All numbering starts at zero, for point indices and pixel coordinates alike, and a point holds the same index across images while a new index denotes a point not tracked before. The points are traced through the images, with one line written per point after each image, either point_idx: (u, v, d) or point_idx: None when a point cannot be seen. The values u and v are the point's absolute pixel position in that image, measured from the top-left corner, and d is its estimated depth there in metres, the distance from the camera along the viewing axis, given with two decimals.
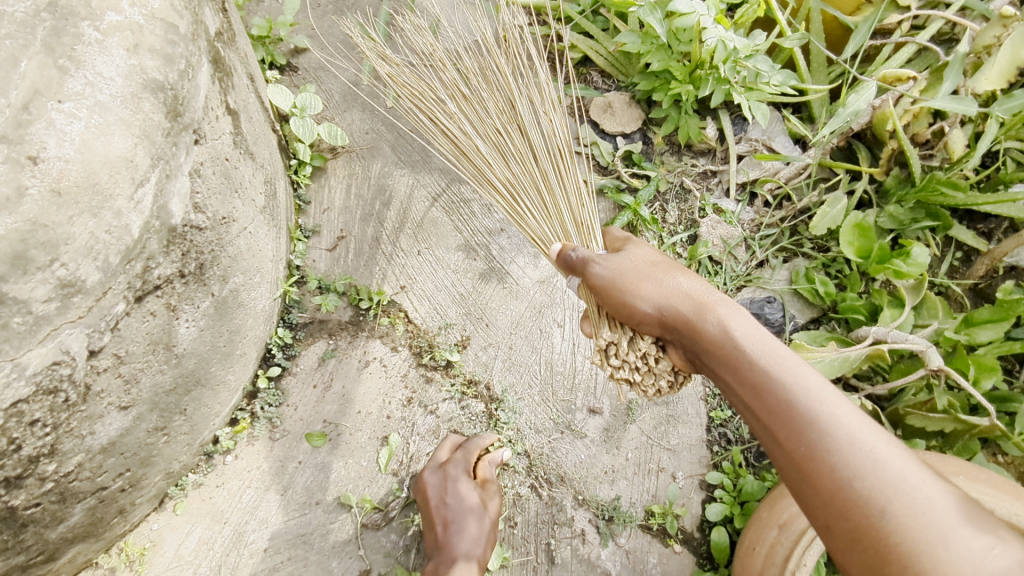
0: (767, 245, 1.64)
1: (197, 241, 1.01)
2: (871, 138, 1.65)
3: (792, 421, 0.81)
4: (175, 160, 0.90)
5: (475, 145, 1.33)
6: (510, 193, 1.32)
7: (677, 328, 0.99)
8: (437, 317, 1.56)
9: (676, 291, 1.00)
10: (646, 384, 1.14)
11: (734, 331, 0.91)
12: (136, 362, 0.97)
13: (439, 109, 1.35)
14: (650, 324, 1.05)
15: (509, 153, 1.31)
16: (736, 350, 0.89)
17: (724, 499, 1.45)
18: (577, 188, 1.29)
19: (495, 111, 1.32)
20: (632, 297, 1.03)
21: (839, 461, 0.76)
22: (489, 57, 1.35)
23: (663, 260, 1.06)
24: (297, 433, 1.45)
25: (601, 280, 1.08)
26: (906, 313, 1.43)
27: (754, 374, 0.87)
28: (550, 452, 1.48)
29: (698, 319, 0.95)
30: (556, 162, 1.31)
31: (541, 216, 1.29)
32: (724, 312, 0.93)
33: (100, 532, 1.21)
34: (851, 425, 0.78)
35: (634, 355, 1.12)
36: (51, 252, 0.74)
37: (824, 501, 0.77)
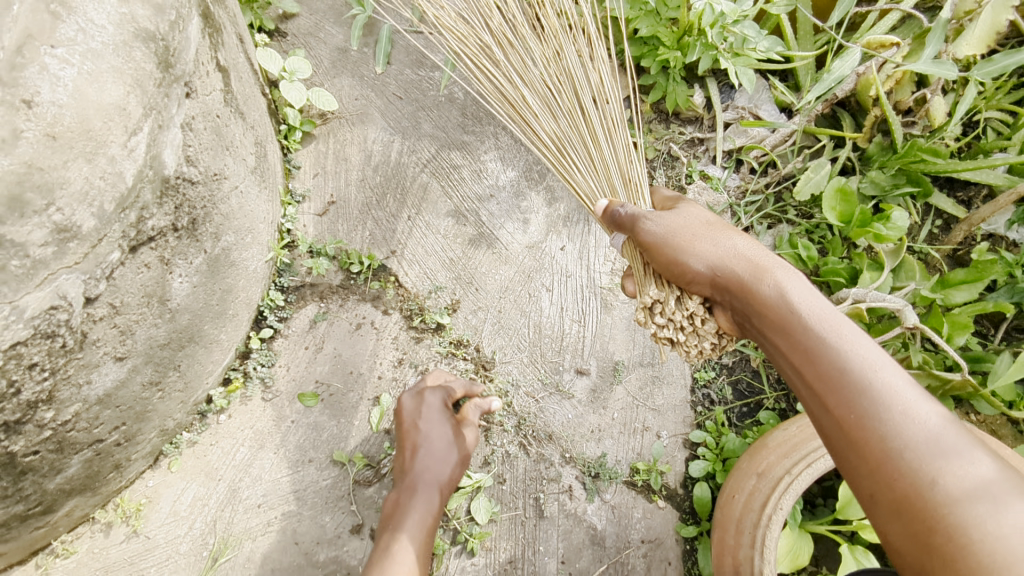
0: (752, 211, 1.67)
1: (189, 195, 1.02)
2: (855, 105, 1.67)
3: (843, 386, 0.81)
4: (167, 112, 0.91)
5: (522, 95, 1.30)
6: (555, 146, 1.30)
7: (730, 290, 1.00)
8: (427, 281, 1.59)
9: (731, 253, 1.01)
10: (689, 344, 1.13)
11: (791, 295, 0.92)
12: (131, 314, 0.98)
13: (484, 56, 1.31)
14: (700, 285, 1.05)
15: (556, 105, 1.28)
16: (792, 313, 0.90)
17: (707, 456, 1.50)
18: (625, 145, 1.26)
19: (541, 61, 1.29)
20: (686, 255, 1.04)
21: (888, 429, 0.76)
22: (540, 7, 1.30)
23: (719, 223, 1.08)
24: (289, 393, 1.47)
25: (652, 236, 1.09)
26: (885, 275, 1.47)
27: (807, 339, 0.87)
28: (538, 412, 1.52)
29: (754, 281, 0.96)
30: (604, 118, 1.28)
31: (587, 170, 1.27)
32: (782, 276, 0.94)
33: (97, 486, 1.23)
34: (904, 395, 0.77)
35: (680, 314, 1.11)
36: (47, 195, 0.76)
37: (870, 468, 0.77)
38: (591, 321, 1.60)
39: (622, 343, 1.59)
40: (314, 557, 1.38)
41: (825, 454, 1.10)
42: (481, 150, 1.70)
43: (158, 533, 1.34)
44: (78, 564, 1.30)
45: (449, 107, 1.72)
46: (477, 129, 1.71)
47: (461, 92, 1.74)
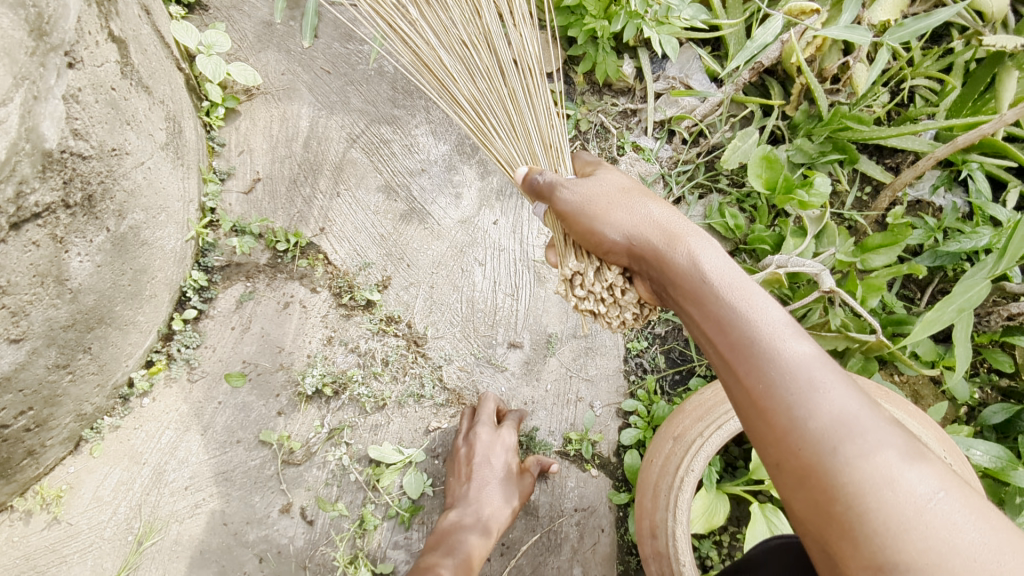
0: (683, 181, 1.68)
1: (81, 170, 0.99)
2: (782, 74, 1.69)
3: (750, 354, 0.77)
4: (43, 82, 0.88)
5: (439, 57, 1.24)
6: (475, 111, 1.26)
7: (646, 259, 0.97)
8: (357, 258, 1.57)
9: (647, 221, 0.97)
10: (610, 316, 1.12)
11: (703, 263, 0.88)
12: (22, 294, 0.96)
13: (399, 15, 1.24)
14: (618, 255, 1.02)
15: (475, 67, 1.23)
16: (703, 280, 0.87)
17: (638, 424, 1.51)
18: (546, 110, 1.24)
19: (460, 20, 1.21)
20: (602, 225, 1.00)
21: (793, 398, 0.72)
22: None
23: (636, 189, 1.04)
24: (216, 374, 1.45)
25: (569, 206, 1.05)
26: (808, 241, 1.48)
27: (716, 308, 0.84)
28: (471, 386, 1.53)
29: (669, 250, 0.92)
30: (525, 82, 1.24)
31: (507, 136, 1.25)
32: (695, 244, 0.90)
33: (9, 474, 1.21)
34: (808, 363, 0.74)
35: (600, 285, 1.09)
36: None
37: (774, 438, 0.73)
38: (524, 294, 1.60)
39: (555, 316, 1.59)
40: (244, 537, 1.37)
41: (737, 416, 1.12)
42: (411, 124, 1.68)
43: (81, 519, 1.32)
44: None
45: (378, 81, 1.69)
46: (407, 103, 1.69)
47: (391, 65, 1.71)
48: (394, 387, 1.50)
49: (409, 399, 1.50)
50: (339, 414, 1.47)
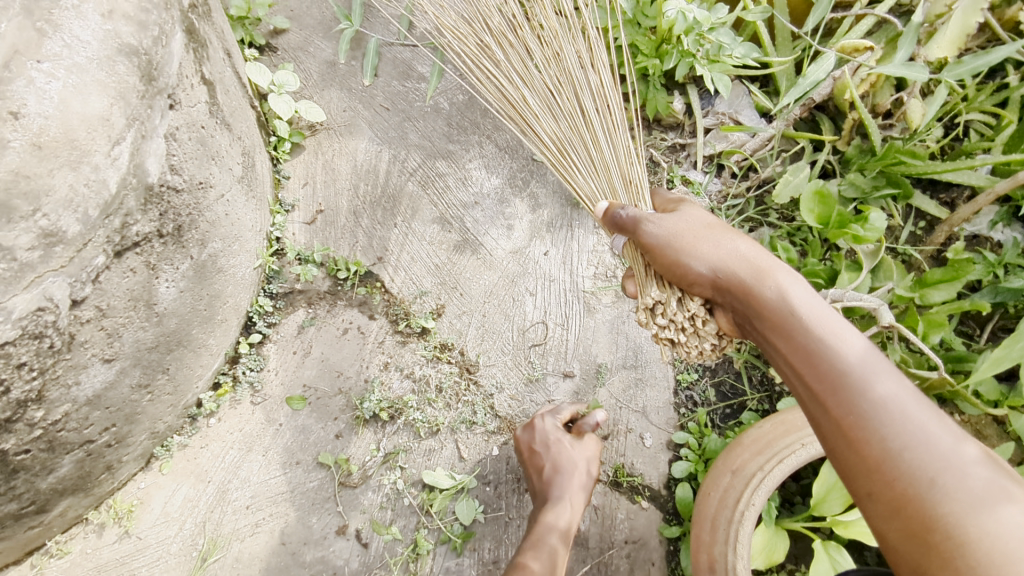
0: (733, 214, 1.71)
1: (174, 203, 1.07)
2: (833, 109, 1.71)
3: (842, 387, 0.81)
4: (150, 122, 0.95)
5: (523, 96, 1.34)
6: (555, 147, 1.33)
7: (731, 292, 0.99)
8: (413, 286, 1.63)
9: (734, 255, 0.99)
10: (689, 345, 1.13)
11: (793, 298, 0.91)
12: (118, 317, 1.02)
13: (486, 57, 1.38)
14: (701, 287, 1.04)
15: (557, 106, 1.32)
16: (794, 316, 0.90)
17: (689, 457, 1.51)
18: (626, 146, 1.27)
19: (542, 64, 1.33)
20: (688, 257, 1.02)
21: (887, 431, 0.77)
22: (541, 15, 1.35)
23: (720, 224, 1.06)
24: (277, 396, 1.51)
25: (654, 239, 1.07)
26: (863, 275, 1.49)
27: (807, 341, 0.88)
28: (522, 415, 1.55)
29: (757, 283, 0.95)
30: (604, 119, 1.29)
31: (587, 171, 1.28)
32: (784, 278, 0.94)
33: (89, 488, 1.27)
34: (902, 397, 0.78)
35: (683, 315, 1.10)
36: (34, 202, 0.80)
37: (868, 469, 0.77)
38: (574, 324, 1.63)
39: (605, 346, 1.62)
40: (301, 557, 1.41)
41: (798, 451, 1.13)
42: (465, 158, 1.74)
43: (149, 533, 1.38)
44: (72, 563, 1.33)
45: (434, 117, 1.77)
46: (462, 138, 1.76)
47: (447, 102, 1.78)
48: (447, 413, 1.53)
49: (461, 425, 1.53)
50: (394, 438, 1.50)
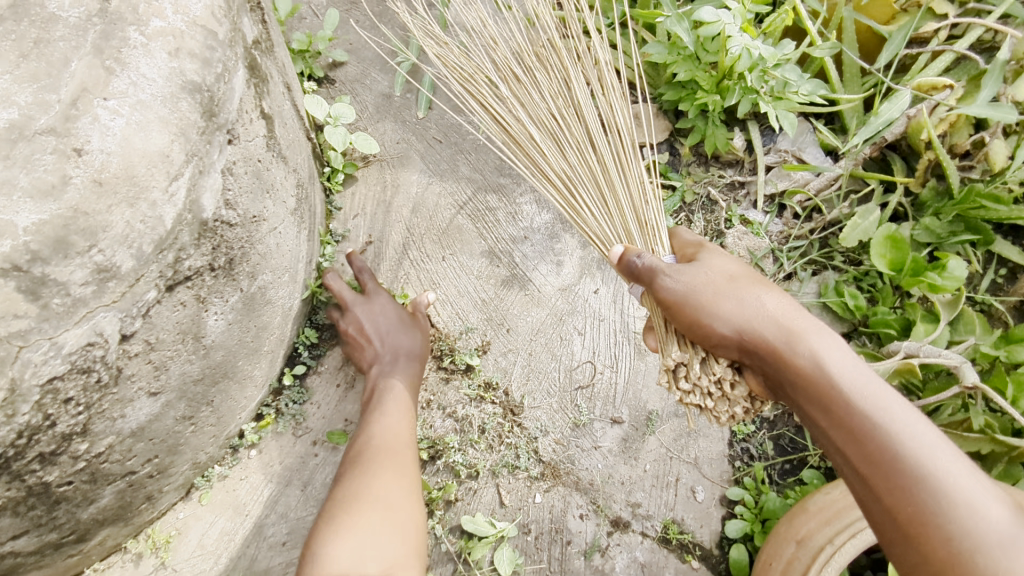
0: (796, 257, 1.63)
1: (227, 237, 1.06)
2: (906, 149, 1.61)
3: (890, 463, 0.80)
4: (208, 158, 0.95)
5: (531, 135, 1.29)
6: (566, 188, 1.28)
7: (760, 354, 0.96)
8: (459, 322, 1.60)
9: (761, 315, 0.96)
10: (718, 411, 1.06)
11: (829, 364, 0.89)
12: (166, 350, 1.01)
13: (492, 95, 1.33)
14: (726, 347, 1.00)
15: (566, 144, 1.28)
16: (831, 386, 0.87)
17: (745, 516, 1.44)
18: (639, 185, 1.24)
19: (551, 101, 1.29)
20: (712, 320, 0.98)
21: (940, 509, 0.76)
22: (547, 49, 1.31)
23: (740, 277, 1.03)
24: (318, 430, 1.49)
25: (674, 296, 1.02)
26: (942, 328, 1.39)
27: (847, 411, 0.85)
28: (567, 461, 1.49)
29: (789, 348, 0.92)
30: (617, 158, 1.27)
31: (600, 212, 1.25)
32: (817, 342, 0.91)
33: (128, 517, 1.26)
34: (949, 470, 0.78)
35: (706, 378, 1.04)
36: (90, 238, 0.79)
37: (923, 550, 0.76)
38: (623, 367, 1.56)
39: (656, 392, 1.55)
40: None
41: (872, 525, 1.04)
42: (516, 192, 1.71)
43: (185, 565, 1.36)
44: None
45: (486, 150, 1.75)
46: (513, 172, 1.73)
47: None
48: (489, 455, 1.48)
49: (503, 469, 1.47)
50: (435, 479, 1.46)
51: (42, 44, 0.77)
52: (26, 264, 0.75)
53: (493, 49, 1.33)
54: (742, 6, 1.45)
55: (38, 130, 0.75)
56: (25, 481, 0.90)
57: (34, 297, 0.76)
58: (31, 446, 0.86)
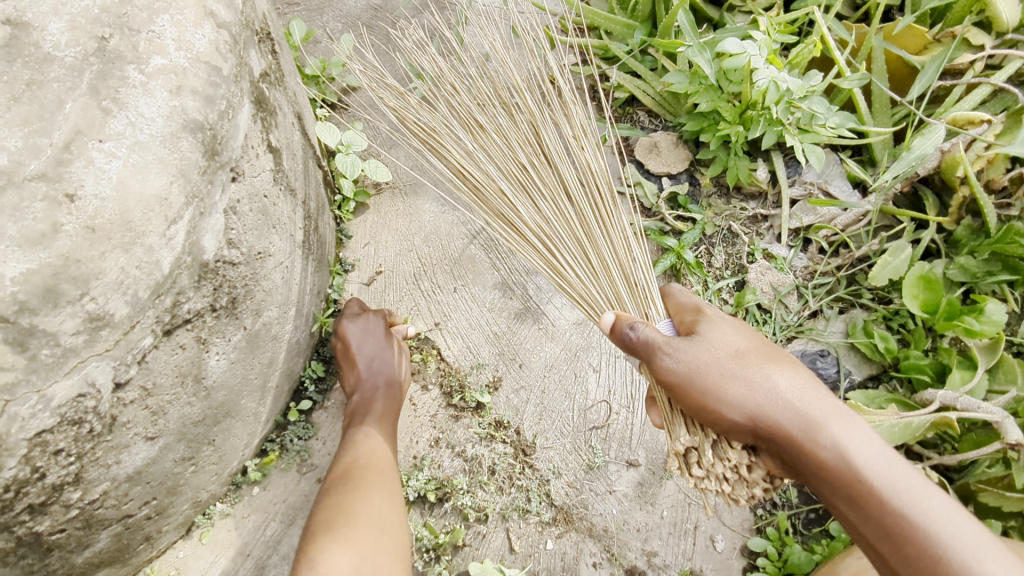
0: (821, 294, 1.57)
1: (230, 276, 1.03)
2: (940, 183, 1.54)
3: (924, 560, 0.84)
4: (210, 198, 0.92)
5: (515, 202, 1.41)
6: (549, 250, 1.40)
7: (775, 441, 0.97)
8: (470, 356, 1.55)
9: (774, 402, 0.96)
10: (737, 493, 1.05)
11: (852, 455, 0.91)
12: (164, 394, 0.98)
13: (476, 167, 1.45)
14: (739, 432, 1.00)
15: (549, 210, 1.39)
16: (848, 472, 0.90)
17: (767, 568, 1.36)
18: (621, 244, 1.37)
19: (535, 170, 1.42)
20: (726, 410, 0.98)
21: None
22: (529, 125, 1.45)
23: (746, 351, 1.02)
24: (324, 467, 1.45)
25: (680, 382, 1.01)
26: (979, 376, 1.32)
27: (877, 507, 0.88)
28: (580, 505, 1.43)
29: (809, 441, 0.93)
30: (599, 219, 1.39)
31: (584, 272, 1.37)
32: (836, 431, 0.92)
33: (126, 558, 1.22)
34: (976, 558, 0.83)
35: (722, 464, 1.04)
36: (81, 286, 0.76)
37: None
38: (640, 406, 1.50)
39: None
40: None
41: None
42: None
43: None
44: None
45: None
46: None
47: None
48: (499, 497, 1.43)
49: (513, 512, 1.42)
50: (442, 521, 1.41)
51: (35, 86, 0.74)
52: (13, 315, 0.71)
53: (476, 132, 1.46)
54: (768, 36, 1.42)
55: (28, 175, 0.72)
56: (13, 532, 0.87)
57: (21, 348, 0.73)
58: (19, 499, 0.82)
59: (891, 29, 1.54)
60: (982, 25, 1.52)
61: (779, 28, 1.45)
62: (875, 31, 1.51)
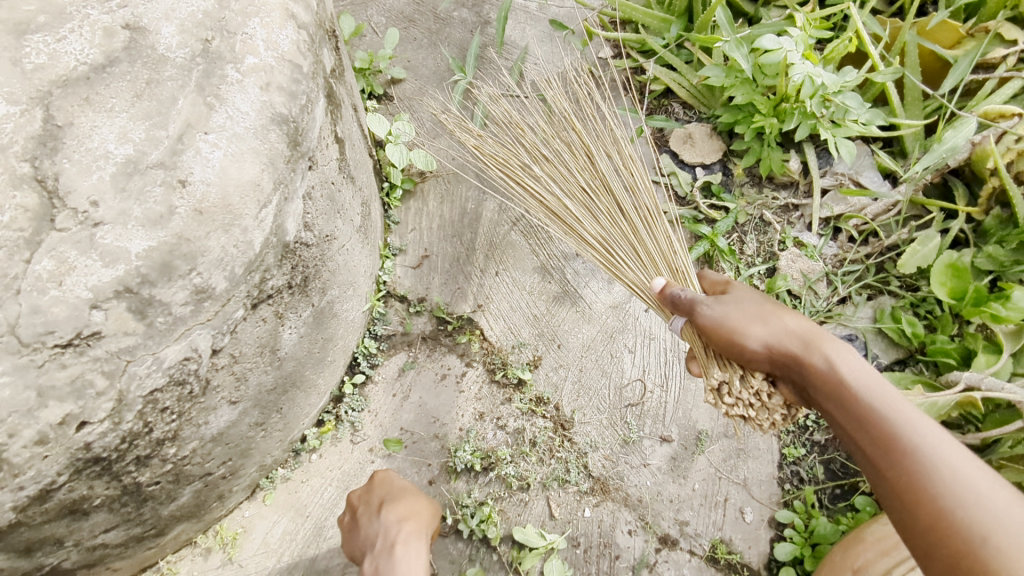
0: (851, 281, 1.63)
1: (304, 256, 1.12)
2: (970, 175, 1.59)
3: (900, 454, 0.86)
4: (292, 184, 1.01)
5: (565, 206, 1.53)
6: (603, 247, 1.50)
7: (786, 365, 1.03)
8: (511, 336, 1.65)
9: (786, 329, 1.04)
10: (760, 419, 1.12)
11: (842, 368, 0.95)
12: (247, 362, 1.08)
13: (526, 174, 1.57)
14: (758, 362, 1.07)
15: (597, 210, 1.50)
16: (841, 381, 0.95)
17: (794, 539, 1.44)
18: (666, 237, 1.45)
19: (580, 174, 1.53)
20: (742, 331, 1.06)
21: (943, 492, 0.80)
22: (569, 132, 1.56)
23: (774, 300, 1.10)
24: (376, 437, 1.55)
25: (706, 317, 1.11)
26: (1004, 360, 1.38)
27: (862, 408, 0.91)
28: (616, 476, 1.52)
29: (808, 355, 0.99)
30: (645, 215, 1.48)
31: (636, 265, 1.46)
32: (834, 349, 0.98)
33: (202, 514, 1.33)
34: (957, 461, 0.82)
35: (746, 392, 1.11)
36: (190, 262, 0.85)
37: (929, 530, 0.80)
38: (674, 386, 1.59)
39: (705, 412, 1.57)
40: None
41: None
42: None
43: (250, 561, 1.43)
44: None
45: None
46: None
47: None
48: (541, 468, 1.52)
49: (553, 482, 1.51)
50: (486, 489, 1.51)
51: (153, 84, 0.83)
52: (136, 286, 0.81)
53: (526, 147, 1.58)
54: (804, 32, 1.46)
55: (150, 163, 0.82)
56: (122, 480, 0.98)
57: (141, 316, 0.83)
58: (131, 449, 0.93)
59: (925, 24, 1.58)
60: (1017, 21, 1.56)
61: (816, 24, 1.50)
62: (910, 26, 1.56)
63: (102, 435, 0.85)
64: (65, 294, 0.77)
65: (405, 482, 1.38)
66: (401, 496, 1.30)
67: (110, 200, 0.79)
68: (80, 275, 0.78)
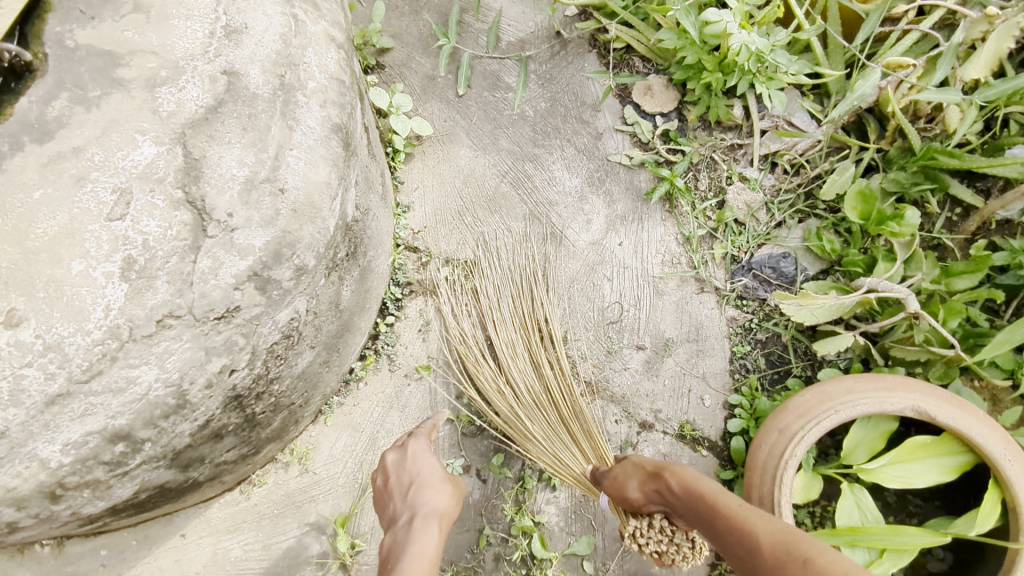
0: (785, 208, 1.99)
1: (354, 229, 1.42)
2: (880, 111, 1.92)
3: (723, 512, 1.24)
4: (348, 176, 1.29)
5: (503, 385, 1.81)
6: (548, 443, 1.78)
7: (659, 489, 1.41)
8: (511, 274, 1.98)
9: (648, 465, 1.45)
10: (671, 553, 1.50)
11: (687, 483, 1.34)
12: (322, 315, 1.40)
13: (472, 342, 1.86)
14: (647, 505, 1.47)
15: (537, 409, 1.79)
16: (696, 501, 1.30)
17: (742, 414, 1.86)
18: (591, 429, 1.79)
19: (526, 370, 1.83)
20: (624, 489, 1.48)
21: (752, 531, 1.19)
22: (522, 304, 1.90)
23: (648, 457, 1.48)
24: (408, 364, 1.91)
25: (603, 484, 1.54)
26: (897, 266, 1.76)
27: (698, 493, 1.30)
28: (603, 379, 1.91)
29: (665, 477, 1.38)
30: (581, 416, 1.80)
31: (574, 457, 1.76)
32: (680, 472, 1.37)
33: (283, 435, 1.68)
34: (755, 517, 1.21)
35: (654, 532, 1.50)
36: (293, 249, 1.15)
37: (754, 559, 1.17)
38: (644, 304, 1.97)
39: (671, 324, 1.96)
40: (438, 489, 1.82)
41: (833, 416, 1.41)
42: (549, 161, 2.07)
43: (322, 467, 1.82)
44: (270, 490, 1.80)
45: (521, 124, 2.10)
46: (545, 142, 2.08)
47: (531, 110, 2.10)
48: None
49: (554, 388, 1.90)
50: (501, 398, 1.89)
51: (253, 117, 1.09)
52: (261, 270, 1.12)
53: (478, 320, 1.88)
54: (741, 4, 1.75)
55: (261, 179, 1.09)
56: (247, 409, 1.33)
57: (264, 292, 1.14)
58: (257, 387, 1.28)
59: None
60: None
61: None
62: None
63: (243, 378, 1.21)
64: (220, 281, 1.07)
65: (432, 459, 1.60)
66: (428, 482, 1.53)
67: (239, 212, 1.07)
68: (228, 267, 1.08)
